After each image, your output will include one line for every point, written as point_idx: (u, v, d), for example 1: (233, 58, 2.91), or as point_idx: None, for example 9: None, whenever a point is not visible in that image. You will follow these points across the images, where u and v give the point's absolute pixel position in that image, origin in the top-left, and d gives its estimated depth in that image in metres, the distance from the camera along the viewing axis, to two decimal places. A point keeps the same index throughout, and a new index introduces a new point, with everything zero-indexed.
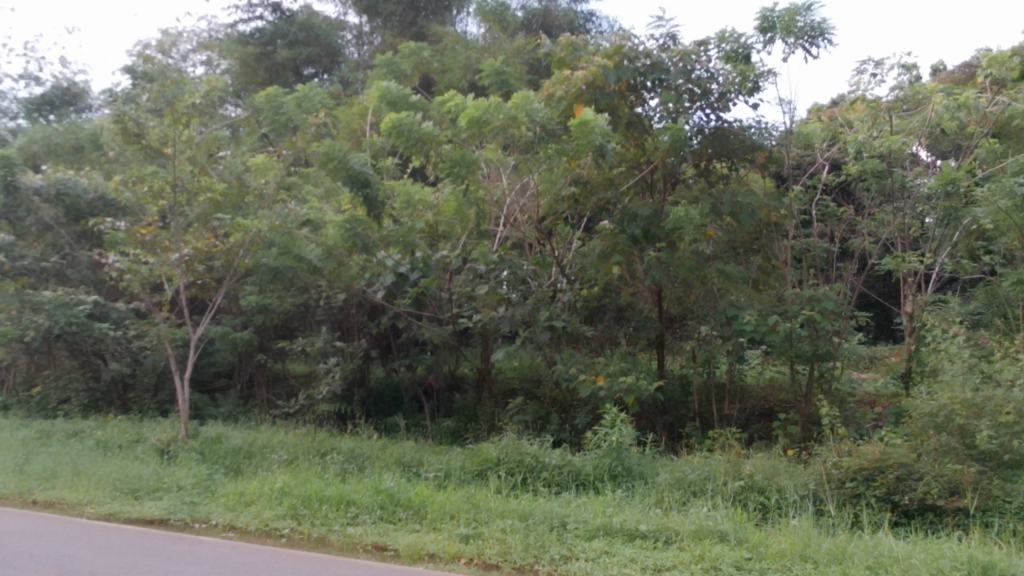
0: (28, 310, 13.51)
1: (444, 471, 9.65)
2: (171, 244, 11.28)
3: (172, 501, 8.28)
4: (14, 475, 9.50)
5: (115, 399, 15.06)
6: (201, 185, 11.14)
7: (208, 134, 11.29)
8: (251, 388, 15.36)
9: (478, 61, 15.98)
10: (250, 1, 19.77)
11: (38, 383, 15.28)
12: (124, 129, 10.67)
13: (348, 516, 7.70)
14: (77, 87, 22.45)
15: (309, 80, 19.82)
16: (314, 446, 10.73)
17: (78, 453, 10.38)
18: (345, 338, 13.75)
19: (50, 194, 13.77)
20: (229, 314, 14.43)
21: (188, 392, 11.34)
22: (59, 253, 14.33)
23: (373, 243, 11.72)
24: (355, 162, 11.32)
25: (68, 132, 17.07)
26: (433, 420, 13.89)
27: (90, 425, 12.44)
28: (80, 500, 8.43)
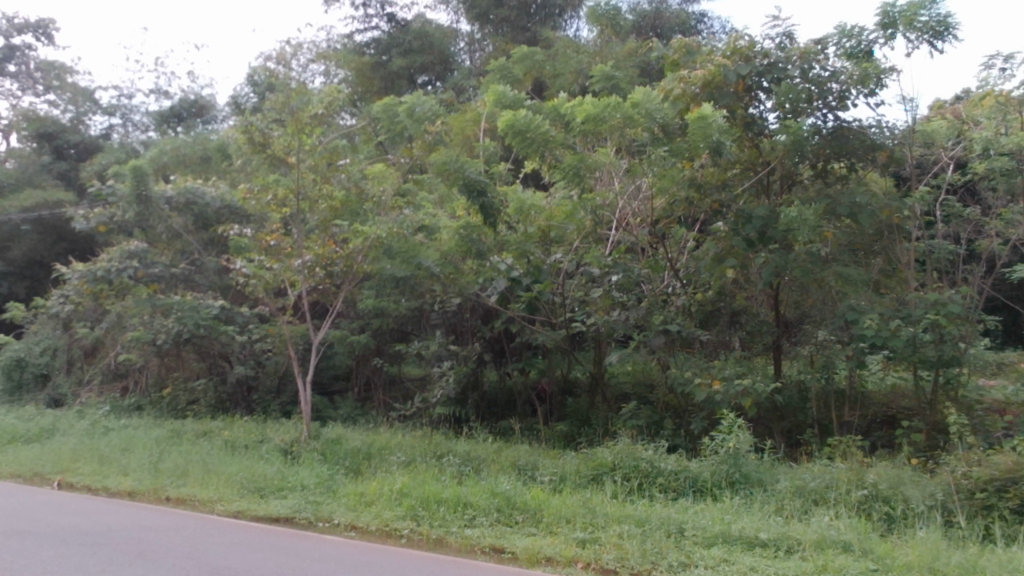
0: (160, 314, 14.11)
1: (560, 475, 9.65)
2: (295, 250, 11.70)
3: (297, 500, 8.52)
4: (148, 473, 9.91)
5: (240, 401, 15.55)
6: (323, 194, 11.42)
7: (329, 143, 11.55)
8: (368, 390, 15.64)
9: (589, 66, 15.94)
10: (366, 12, 20.18)
11: (168, 384, 15.89)
12: (251, 139, 11.02)
13: (465, 518, 7.77)
14: (204, 100, 23.40)
15: (422, 88, 20.10)
16: (431, 448, 10.86)
17: (207, 452, 10.77)
18: (459, 342, 13.89)
19: (180, 202, 14.28)
20: (347, 318, 14.75)
21: (309, 395, 11.60)
22: (187, 260, 14.84)
23: (488, 249, 11.95)
24: (473, 168, 11.46)
25: (197, 144, 17.79)
26: (546, 424, 13.83)
27: (218, 426, 12.89)
28: (211, 497, 8.74)
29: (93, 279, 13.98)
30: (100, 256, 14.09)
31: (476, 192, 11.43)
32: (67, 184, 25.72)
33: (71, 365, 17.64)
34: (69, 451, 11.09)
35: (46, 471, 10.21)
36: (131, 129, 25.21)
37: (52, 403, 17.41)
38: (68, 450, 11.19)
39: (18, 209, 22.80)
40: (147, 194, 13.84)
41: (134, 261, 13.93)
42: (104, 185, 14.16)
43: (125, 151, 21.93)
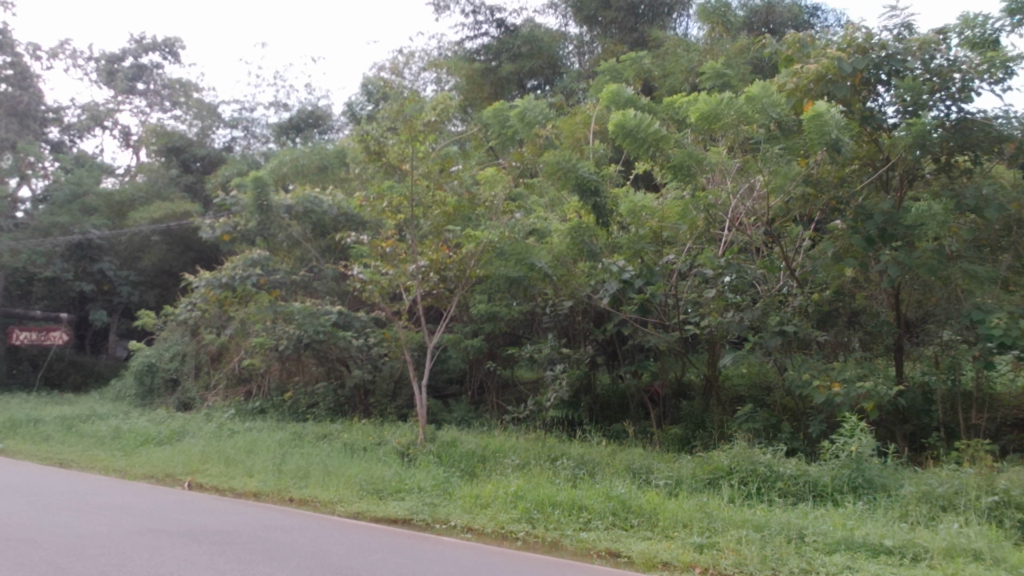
0: (281, 320, 14.60)
1: (675, 479, 9.56)
2: (409, 256, 11.89)
3: (414, 502, 8.66)
4: (273, 474, 10.23)
5: (358, 404, 15.89)
6: (436, 200, 11.60)
7: (441, 149, 11.71)
8: (482, 393, 15.79)
9: (700, 64, 15.73)
10: (476, 18, 20.40)
11: (289, 388, 16.36)
12: (366, 148, 11.27)
13: (580, 521, 7.77)
14: (321, 110, 24.07)
15: (532, 92, 20.20)
16: (545, 451, 10.90)
17: (327, 454, 11.04)
18: (571, 345, 13.96)
19: (298, 211, 14.68)
20: (460, 322, 14.92)
21: (425, 398, 11.72)
22: (307, 267, 15.22)
23: (600, 250, 12.04)
24: (585, 170, 11.53)
25: (314, 154, 18.28)
26: (659, 427, 13.67)
27: (337, 428, 13.21)
28: (332, 498, 8.96)
29: (219, 287, 14.53)
30: (225, 264, 14.66)
31: (589, 191, 11.62)
32: (193, 195, 26.78)
33: (198, 370, 18.34)
34: (198, 453, 11.53)
35: (177, 472, 10.65)
36: (253, 141, 26.13)
37: (181, 406, 18.05)
38: (197, 451, 11.63)
39: (149, 220, 23.83)
40: (268, 205, 14.34)
41: (257, 268, 14.46)
42: (229, 196, 14.85)
43: (247, 163, 22.72)
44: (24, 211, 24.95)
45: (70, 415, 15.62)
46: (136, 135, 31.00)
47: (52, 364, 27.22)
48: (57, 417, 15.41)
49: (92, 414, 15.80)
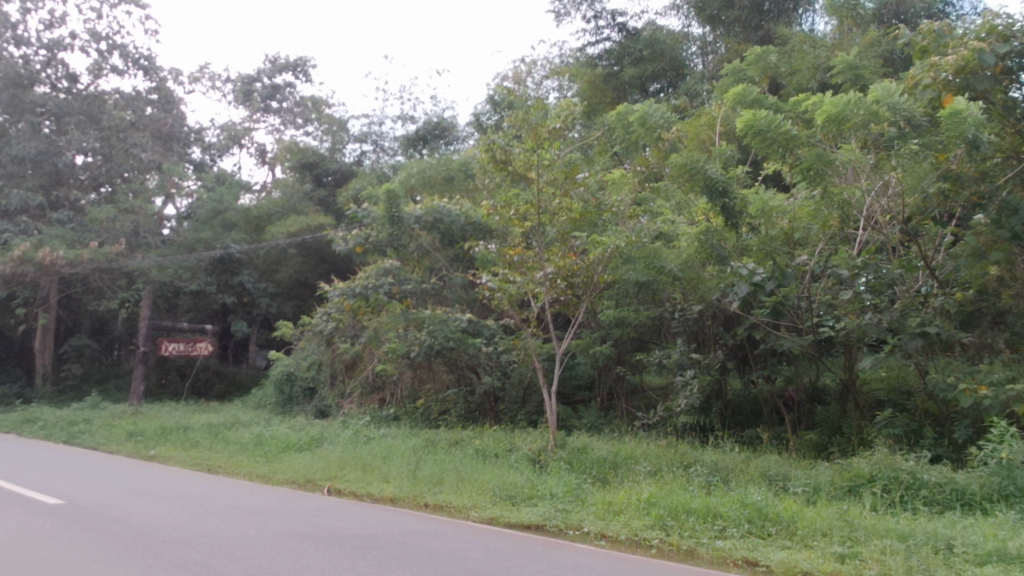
0: (412, 327, 15.04)
1: (813, 487, 9.29)
2: (536, 263, 11.88)
3: (546, 508, 8.69)
4: (408, 480, 10.42)
5: (488, 410, 16.05)
6: (563, 207, 11.58)
7: (566, 156, 11.73)
8: (611, 399, 15.69)
9: (829, 59, 15.32)
10: (597, 24, 20.37)
11: (421, 395, 16.65)
12: (493, 157, 11.46)
13: (715, 529, 7.65)
14: (446, 122, 24.50)
15: (655, 96, 20.02)
16: (677, 458, 10.77)
17: (460, 460, 11.19)
18: (701, 350, 13.77)
19: (427, 221, 14.64)
20: (588, 328, 14.94)
21: (554, 404, 11.70)
22: (436, 275, 15.48)
23: (728, 253, 11.86)
24: (714, 171, 11.35)
25: (441, 165, 18.61)
26: (795, 433, 13.36)
27: (469, 435, 13.37)
28: (466, 504, 9.07)
29: (354, 296, 14.92)
30: (358, 274, 15.02)
31: (717, 192, 11.45)
32: (326, 208, 27.57)
33: (334, 378, 18.87)
34: (336, 459, 11.85)
35: (317, 478, 10.96)
36: (381, 154, 26.84)
37: (319, 413, 18.60)
38: (336, 458, 11.96)
39: (285, 234, 24.66)
40: (400, 216, 14.40)
41: (388, 277, 14.81)
42: (360, 208, 15.00)
43: (376, 175, 23.30)
44: (169, 229, 26.16)
45: (216, 422, 16.31)
46: (271, 152, 32.14)
47: (199, 374, 28.49)
48: (204, 424, 16.09)
49: (236, 422, 16.45)
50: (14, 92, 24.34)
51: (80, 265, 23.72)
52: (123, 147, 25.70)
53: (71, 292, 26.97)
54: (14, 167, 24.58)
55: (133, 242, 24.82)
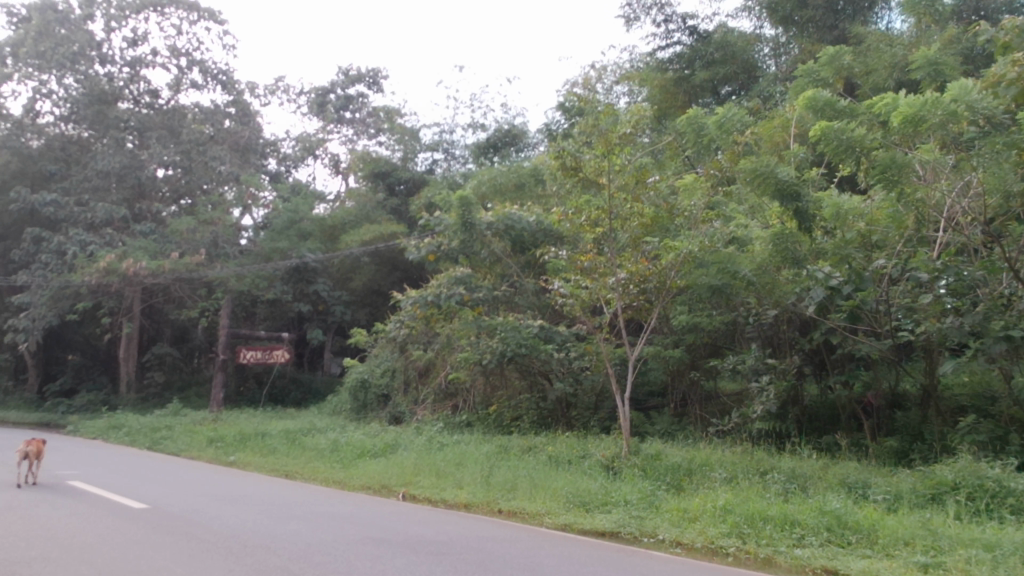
0: (484, 335, 15.13)
1: (894, 495, 9.10)
2: (608, 269, 11.87)
3: (621, 515, 8.65)
4: (481, 486, 10.46)
5: (561, 417, 16.03)
6: (634, 212, 11.54)
7: (637, 160, 11.66)
8: (684, 405, 15.55)
9: (906, 57, 15.02)
10: (668, 27, 20.27)
11: (494, 402, 16.71)
12: (564, 164, 11.50)
13: (793, 537, 7.53)
14: (517, 129, 24.62)
15: (727, 99, 19.84)
16: (753, 464, 10.63)
17: (533, 467, 11.19)
18: (776, 354, 13.59)
19: (499, 228, 14.64)
20: (661, 334, 14.89)
21: (627, 410, 11.65)
22: (508, 282, 15.55)
23: (803, 256, 11.74)
24: (785, 174, 11.28)
25: (512, 172, 18.72)
26: (874, 440, 13.03)
27: (541, 441, 13.38)
28: (540, 510, 9.08)
29: (426, 304, 15.15)
30: (431, 283, 15.22)
31: (790, 196, 11.34)
32: (399, 217, 27.79)
33: (407, 385, 19.04)
34: (410, 465, 11.95)
35: (392, 484, 11.08)
36: (453, 162, 27.06)
37: (393, 419, 18.77)
38: (411, 464, 12.06)
39: (359, 243, 24.97)
40: (472, 222, 14.39)
41: (460, 286, 14.94)
42: (433, 216, 15.11)
43: (447, 183, 23.50)
44: (247, 239, 26.73)
45: (293, 429, 16.59)
46: (345, 162, 32.60)
47: (276, 381, 29.01)
48: (282, 430, 16.38)
49: (312, 428, 16.71)
50: (98, 108, 25.32)
51: (162, 275, 24.35)
52: (202, 160, 26.32)
53: (153, 301, 27.69)
54: (99, 180, 25.37)
55: (212, 252, 25.43)
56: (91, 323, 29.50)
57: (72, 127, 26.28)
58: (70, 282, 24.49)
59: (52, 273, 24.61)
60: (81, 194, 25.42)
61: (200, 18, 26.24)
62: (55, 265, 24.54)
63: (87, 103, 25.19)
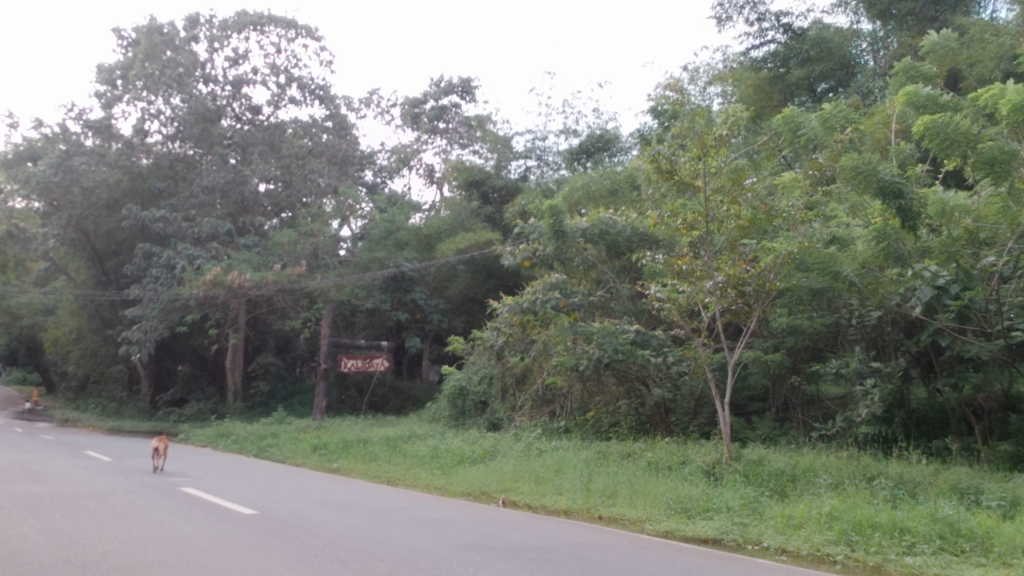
0: (581, 340, 15.13)
1: (1011, 501, 8.75)
2: (705, 273, 11.69)
3: (723, 521, 8.54)
4: (581, 493, 10.44)
5: (659, 422, 15.89)
6: (731, 214, 11.38)
7: (733, 163, 11.55)
8: (786, 410, 15.23)
9: (1014, 47, 14.50)
10: (761, 26, 19.96)
11: (591, 408, 16.69)
12: (658, 167, 11.44)
13: (904, 546, 7.31)
14: (609, 134, 24.60)
15: (823, 97, 19.47)
16: (860, 470, 10.37)
17: (633, 473, 11.11)
18: (881, 357, 13.41)
19: (594, 233, 14.59)
20: (760, 338, 14.74)
21: (728, 415, 11.48)
22: (603, 287, 15.49)
23: (908, 255, 11.47)
24: (886, 173, 10.86)
25: (605, 178, 18.69)
26: (986, 443, 12.64)
27: (640, 447, 13.27)
28: (640, 516, 9.03)
29: (522, 311, 15.05)
30: (526, 290, 15.19)
31: (892, 195, 10.93)
32: (494, 225, 27.92)
33: (505, 392, 19.14)
34: (510, 472, 11.99)
35: (492, 490, 11.14)
36: (545, 169, 27.19)
37: (491, 426, 18.87)
38: (509, 470, 12.10)
39: (455, 251, 25.19)
40: (564, 230, 14.46)
41: (555, 292, 14.75)
42: (527, 223, 15.11)
43: (541, 191, 23.56)
44: (345, 250, 27.19)
45: (393, 436, 16.82)
46: (439, 172, 32.96)
47: (375, 389, 29.48)
48: (383, 438, 16.61)
49: (412, 435, 16.91)
50: (203, 126, 26.25)
51: (265, 286, 25.00)
52: (302, 173, 26.92)
53: (257, 312, 28.44)
54: (205, 197, 26.20)
55: (313, 263, 26.00)
56: (199, 335, 30.44)
57: (179, 146, 27.30)
58: (179, 295, 25.32)
59: (162, 287, 25.47)
60: (188, 210, 26.27)
61: (298, 35, 26.88)
62: (164, 279, 25.39)
63: (193, 122, 26.10)
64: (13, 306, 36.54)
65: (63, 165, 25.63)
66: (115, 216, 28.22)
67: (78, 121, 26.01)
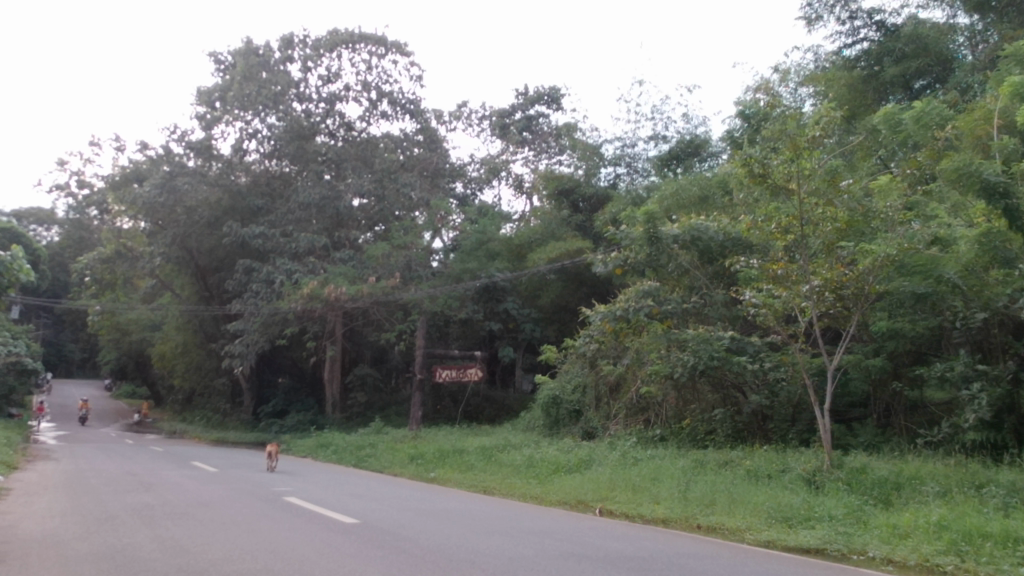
0: (675, 348, 15.02)
1: None
2: (801, 276, 11.45)
3: (826, 531, 8.35)
4: (679, 501, 10.34)
5: (757, 430, 15.65)
6: (827, 216, 11.08)
7: (827, 165, 11.38)
8: (888, 416, 14.85)
9: None
10: (853, 24, 19.54)
11: (687, 416, 16.51)
12: (751, 171, 11.29)
13: (1018, 555, 7.03)
14: (699, 139, 24.38)
15: (920, 93, 18.95)
16: (969, 478, 10.03)
17: (732, 482, 10.96)
18: (988, 361, 12.95)
19: (685, 239, 14.50)
20: (860, 343, 14.47)
21: (828, 422, 11.21)
22: (697, 294, 15.33)
23: (1014, 256, 11.13)
24: (990, 174, 10.56)
25: (696, 184, 18.54)
26: None
27: (738, 455, 13.08)
28: (740, 526, 8.90)
29: (615, 319, 14.97)
30: (618, 297, 15.10)
31: (997, 195, 10.62)
32: (584, 233, 27.84)
33: (599, 401, 19.08)
34: (606, 481, 11.94)
35: (588, 499, 11.11)
36: (635, 176, 26.99)
37: (585, 435, 18.85)
38: (605, 479, 12.05)
39: (546, 261, 25.22)
40: (658, 235, 14.38)
41: (649, 299, 14.76)
42: (619, 230, 15.03)
43: (631, 198, 23.44)
44: (438, 261, 27.51)
45: (489, 445, 16.90)
46: (528, 182, 33.08)
47: (470, 400, 29.70)
48: (478, 447, 16.72)
49: (507, 444, 17.00)
50: (299, 144, 26.92)
51: (361, 299, 25.47)
52: (394, 187, 27.24)
53: (353, 324, 28.94)
54: (301, 212, 26.81)
55: (406, 275, 26.32)
56: (298, 347, 31.14)
57: (276, 163, 27.99)
58: (278, 309, 25.93)
59: (262, 301, 26.15)
60: (285, 226, 26.93)
61: (388, 51, 27.32)
62: (264, 293, 26.05)
63: (289, 140, 26.84)
64: (123, 321, 37.96)
65: (166, 186, 26.47)
66: (217, 233, 29.11)
67: (180, 142, 26.89)
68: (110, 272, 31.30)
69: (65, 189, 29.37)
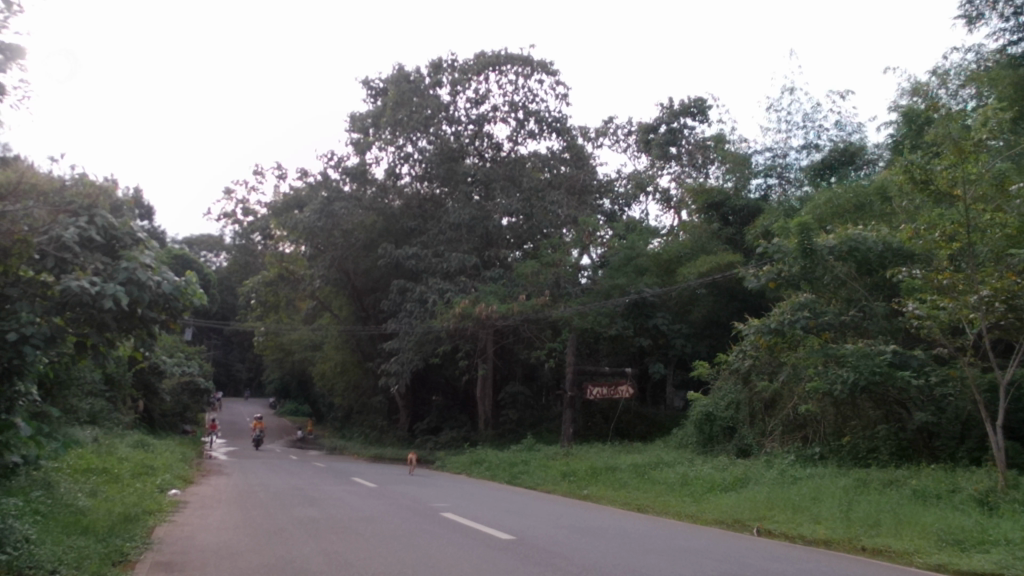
0: (832, 363, 14.48)
1: None
2: (969, 286, 10.86)
3: (1002, 555, 7.88)
4: (841, 522, 9.97)
5: (923, 447, 14.97)
6: (998, 222, 10.55)
7: (995, 168, 10.82)
8: None
9: None
10: (1018, 20, 18.56)
11: (847, 433, 15.95)
12: (913, 178, 10.94)
13: None
14: (854, 147, 23.54)
15: None
16: None
17: (897, 502, 10.49)
18: None
19: (843, 250, 14.07)
20: None
21: (1002, 439, 10.59)
22: (856, 306, 14.80)
23: None
24: None
25: (850, 194, 18.08)
26: None
27: (904, 474, 12.51)
28: (908, 549, 8.51)
29: (769, 333, 14.62)
30: (772, 311, 14.70)
31: None
32: (734, 246, 27.29)
33: (753, 417, 18.65)
34: (764, 500, 11.62)
35: (745, 518, 10.86)
36: (788, 186, 26.65)
37: (740, 452, 18.41)
38: (763, 498, 11.75)
39: (696, 275, 24.83)
40: (813, 248, 13.93)
41: (805, 311, 14.28)
42: (770, 242, 14.57)
43: (783, 210, 22.92)
44: (587, 278, 27.50)
45: (641, 463, 16.73)
46: (676, 197, 32.75)
47: (620, 416, 29.52)
48: (631, 464, 16.57)
49: (660, 461, 16.79)
50: (449, 165, 27.62)
51: (511, 317, 25.72)
52: (542, 205, 27.41)
53: (503, 342, 29.24)
54: (452, 232, 27.36)
55: (556, 293, 26.36)
56: (450, 365, 31.68)
57: (426, 185, 28.72)
58: (430, 327, 26.48)
59: (416, 320, 26.78)
60: (437, 246, 27.53)
61: (533, 71, 27.57)
62: (418, 312, 26.65)
63: (439, 162, 27.51)
64: (285, 342, 39.49)
65: (325, 211, 27.43)
66: (372, 255, 30.01)
67: (337, 168, 27.91)
68: (274, 295, 32.67)
69: (231, 217, 30.88)
